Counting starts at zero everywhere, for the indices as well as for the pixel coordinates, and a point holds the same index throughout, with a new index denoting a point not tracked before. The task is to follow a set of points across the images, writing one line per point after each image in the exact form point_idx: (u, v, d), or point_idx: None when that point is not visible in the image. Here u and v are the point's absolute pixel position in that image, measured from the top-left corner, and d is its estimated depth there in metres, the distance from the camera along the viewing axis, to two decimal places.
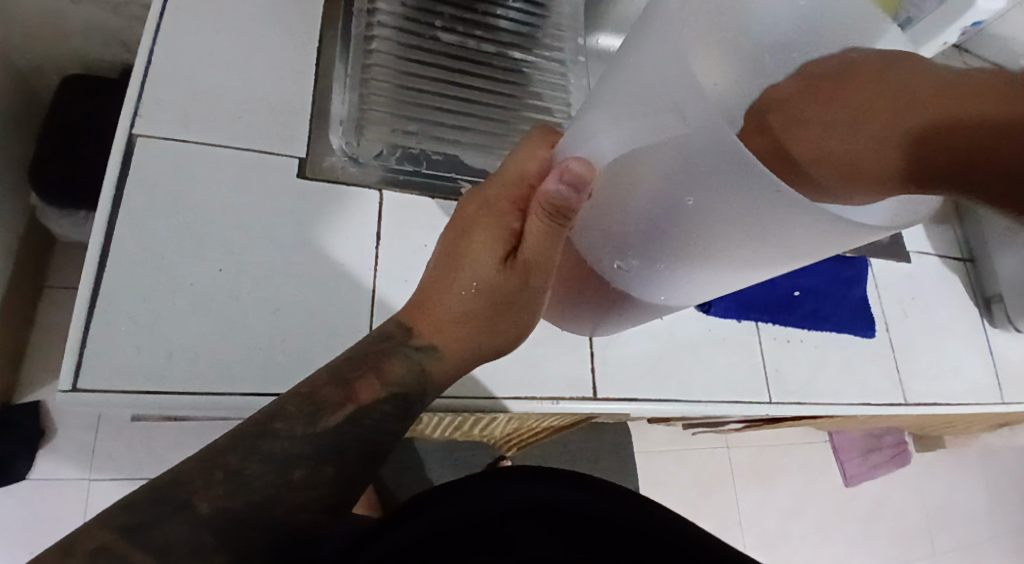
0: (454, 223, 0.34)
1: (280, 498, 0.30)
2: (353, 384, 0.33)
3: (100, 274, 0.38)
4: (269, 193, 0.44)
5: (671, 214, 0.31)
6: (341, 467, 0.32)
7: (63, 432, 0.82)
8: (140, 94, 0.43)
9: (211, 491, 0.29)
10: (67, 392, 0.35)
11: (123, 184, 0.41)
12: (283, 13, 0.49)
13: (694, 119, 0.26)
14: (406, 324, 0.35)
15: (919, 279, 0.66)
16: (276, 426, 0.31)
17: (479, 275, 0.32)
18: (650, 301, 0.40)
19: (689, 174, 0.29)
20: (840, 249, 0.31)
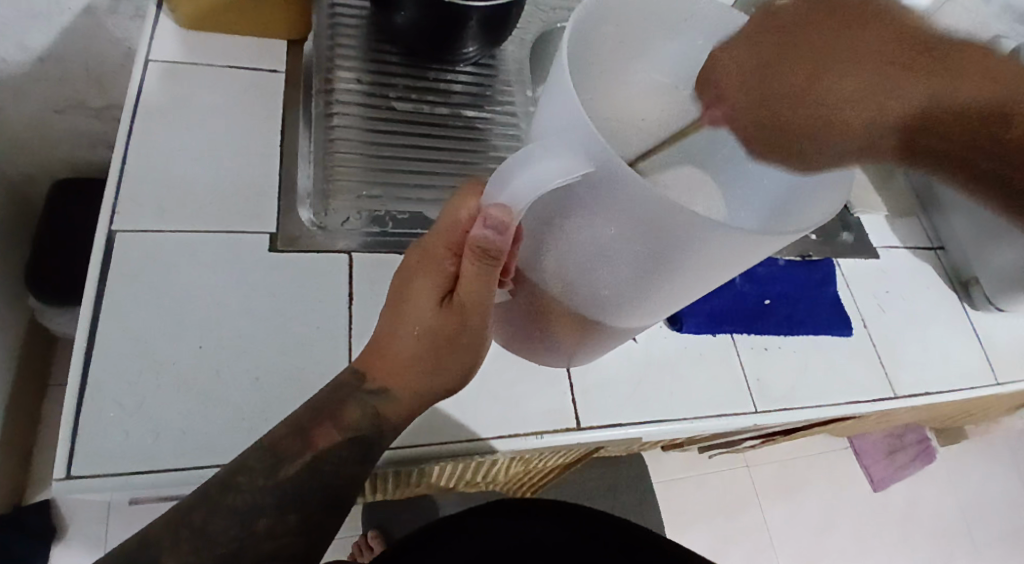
0: (399, 270, 0.35)
1: (245, 548, 0.34)
2: (312, 433, 0.35)
3: (89, 362, 0.41)
4: (243, 268, 0.46)
5: (599, 245, 0.34)
6: (303, 514, 0.35)
7: (75, 527, 0.83)
8: (117, 192, 0.46)
9: (179, 551, 0.32)
10: (63, 479, 0.37)
11: (104, 278, 0.44)
12: (245, 101, 0.53)
13: (593, 157, 0.29)
14: (361, 370, 0.36)
15: (890, 273, 0.68)
16: (238, 480, 0.34)
17: (420, 320, 0.33)
18: (609, 330, 0.42)
19: (604, 205, 0.32)
20: (747, 257, 0.34)
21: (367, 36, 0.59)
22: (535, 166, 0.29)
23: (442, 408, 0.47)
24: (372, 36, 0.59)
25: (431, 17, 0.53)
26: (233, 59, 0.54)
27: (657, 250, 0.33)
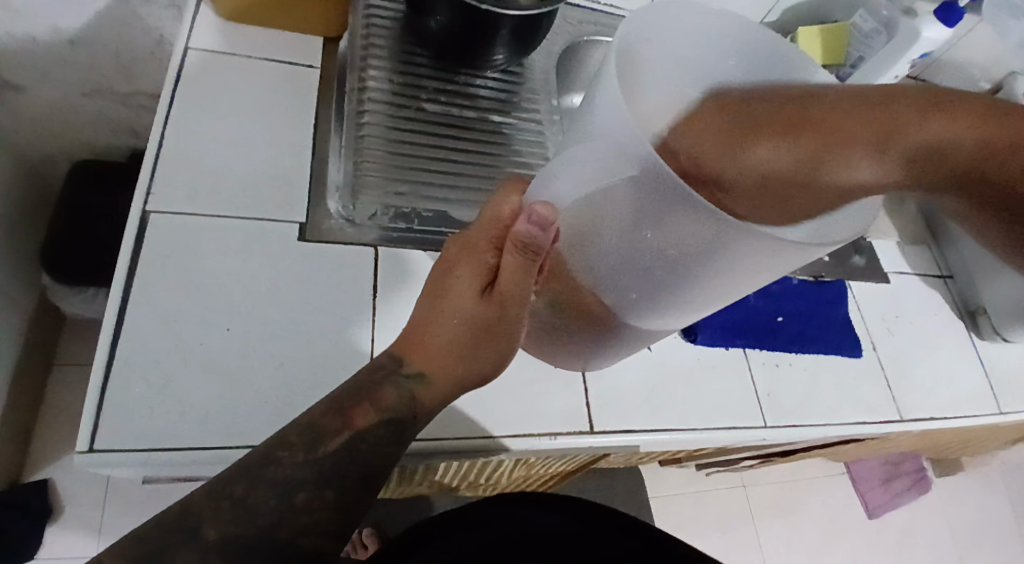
0: (439, 261, 0.37)
1: (284, 522, 0.33)
2: (350, 412, 0.36)
3: (117, 339, 0.41)
4: (271, 256, 0.47)
5: (635, 246, 0.35)
6: (339, 491, 0.35)
7: (72, 511, 0.83)
8: (151, 175, 0.47)
9: (220, 520, 0.32)
10: (86, 452, 0.38)
11: (137, 258, 0.44)
12: (279, 93, 0.54)
13: (636, 160, 0.30)
14: (397, 355, 0.37)
15: (900, 298, 0.69)
16: (278, 454, 0.34)
17: (461, 309, 0.35)
18: (632, 333, 0.43)
19: (644, 207, 0.32)
20: (780, 265, 0.35)
21: (399, 38, 0.60)
22: (578, 170, 0.30)
23: (459, 404, 0.47)
24: (404, 39, 0.60)
25: (466, 21, 0.54)
26: (269, 52, 0.55)
27: (694, 255, 0.34)
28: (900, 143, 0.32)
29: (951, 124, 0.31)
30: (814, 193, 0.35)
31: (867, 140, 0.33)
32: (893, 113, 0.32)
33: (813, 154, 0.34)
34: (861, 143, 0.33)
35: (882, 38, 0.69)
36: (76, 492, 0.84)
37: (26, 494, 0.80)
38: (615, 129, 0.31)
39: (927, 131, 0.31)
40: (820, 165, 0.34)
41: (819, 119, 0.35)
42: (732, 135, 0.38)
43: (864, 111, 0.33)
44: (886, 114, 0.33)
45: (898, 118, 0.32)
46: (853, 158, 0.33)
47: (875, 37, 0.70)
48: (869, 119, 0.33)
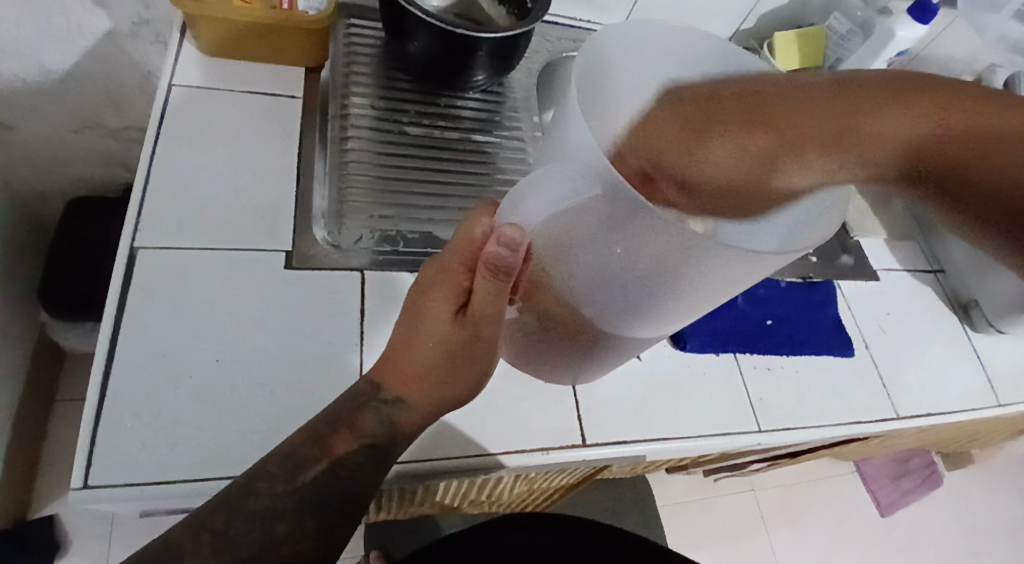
0: (416, 284, 0.37)
1: (267, 551, 0.36)
2: (328, 440, 0.37)
3: (108, 374, 0.42)
4: (259, 285, 0.48)
5: (606, 263, 0.36)
6: (320, 518, 0.37)
7: (77, 545, 0.83)
8: (138, 211, 0.48)
9: (204, 554, 0.35)
10: (80, 488, 0.38)
11: (125, 293, 0.45)
12: (263, 124, 0.55)
13: (599, 183, 0.31)
14: (375, 381, 0.39)
15: (891, 295, 0.69)
16: (259, 485, 0.36)
17: (435, 333, 0.36)
18: (614, 345, 0.44)
19: (610, 224, 0.33)
20: (747, 276, 0.36)
21: (380, 64, 0.61)
22: (546, 188, 0.31)
23: (450, 423, 0.47)
24: (385, 64, 0.61)
25: (445, 45, 0.55)
26: (250, 83, 0.56)
27: (663, 266, 0.34)
28: (840, 145, 0.34)
29: (882, 135, 0.33)
30: (773, 193, 0.38)
31: (803, 151, 0.36)
32: (850, 114, 0.34)
33: (758, 151, 0.37)
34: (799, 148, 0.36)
35: (858, 38, 0.70)
36: (82, 524, 0.84)
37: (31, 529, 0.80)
38: (578, 152, 0.32)
39: (872, 142, 0.33)
40: (776, 164, 0.37)
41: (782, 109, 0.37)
42: (693, 120, 0.40)
43: (801, 107, 0.36)
44: (843, 119, 0.34)
45: (851, 117, 0.34)
46: (794, 164, 0.36)
47: (851, 39, 0.71)
48: (801, 127, 0.36)
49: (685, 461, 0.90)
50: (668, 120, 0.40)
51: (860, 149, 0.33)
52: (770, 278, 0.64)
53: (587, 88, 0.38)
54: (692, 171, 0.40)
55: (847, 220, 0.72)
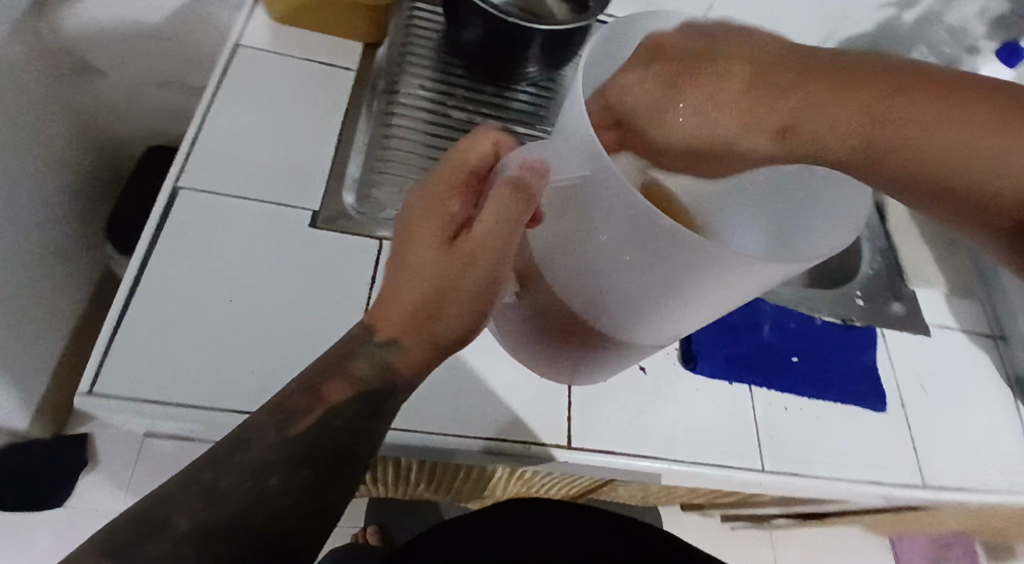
0: (397, 225, 0.36)
1: (256, 506, 0.33)
2: (323, 389, 0.36)
3: (130, 297, 0.45)
4: (282, 239, 0.50)
5: (600, 252, 0.38)
6: (315, 471, 0.35)
7: (102, 466, 0.90)
8: (188, 155, 0.51)
9: (190, 508, 0.32)
10: (84, 393, 0.41)
11: (161, 227, 0.48)
12: (316, 92, 0.58)
13: (588, 162, 0.34)
14: (367, 326, 0.36)
15: (939, 353, 0.63)
16: (249, 437, 0.34)
17: (425, 261, 0.33)
18: (611, 345, 0.44)
19: (598, 210, 0.36)
20: (754, 268, 0.34)
21: (437, 49, 0.63)
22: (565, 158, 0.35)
23: (439, 401, 0.48)
24: (441, 49, 0.63)
25: (496, 34, 0.56)
26: (314, 54, 0.60)
27: (644, 259, 0.36)
28: (811, 123, 0.31)
29: (891, 99, 0.30)
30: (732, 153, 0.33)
31: (780, 108, 0.31)
32: (855, 90, 0.30)
33: (730, 110, 0.32)
34: (768, 120, 0.31)
35: None
36: (110, 448, 0.91)
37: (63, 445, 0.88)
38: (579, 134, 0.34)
39: (846, 121, 0.31)
40: (783, 132, 0.31)
41: (789, 70, 0.32)
42: (675, 75, 0.33)
43: (827, 68, 0.31)
44: (855, 89, 0.31)
45: (863, 94, 0.30)
46: (754, 135, 0.32)
47: None
48: (799, 82, 0.31)
49: (695, 499, 0.86)
50: (638, 81, 0.33)
51: (813, 140, 0.31)
52: (804, 313, 0.62)
53: (606, 85, 0.39)
54: (665, 115, 0.33)
55: (905, 268, 0.68)
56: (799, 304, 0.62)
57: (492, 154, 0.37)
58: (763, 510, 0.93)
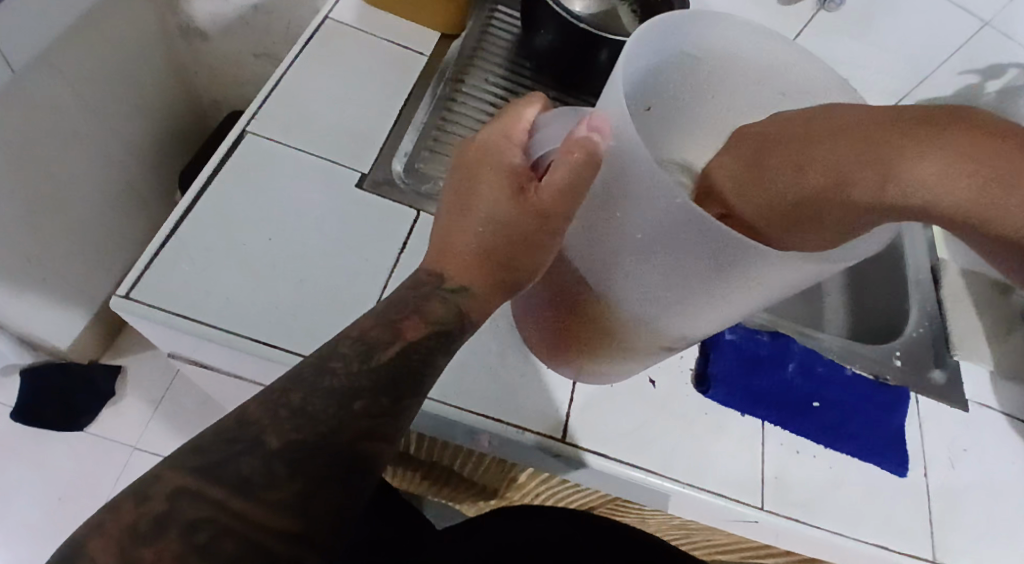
0: (456, 171, 0.36)
1: (345, 428, 0.32)
2: (399, 324, 0.35)
3: (183, 219, 0.48)
4: (328, 194, 0.53)
5: (624, 242, 0.35)
6: (395, 398, 0.34)
7: (127, 400, 0.96)
8: (261, 106, 0.55)
9: (280, 427, 0.31)
10: (123, 296, 0.44)
11: (224, 163, 0.52)
12: (388, 69, 0.61)
13: (616, 131, 0.32)
14: (435, 270, 0.37)
15: (974, 431, 0.59)
16: (333, 364, 0.33)
17: (493, 211, 0.34)
18: (635, 346, 0.41)
19: (620, 190, 0.33)
20: (819, 265, 0.33)
21: (510, 55, 0.66)
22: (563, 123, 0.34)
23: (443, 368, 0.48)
24: (514, 56, 0.66)
25: (568, 41, 0.58)
26: (393, 36, 0.63)
27: (673, 250, 0.33)
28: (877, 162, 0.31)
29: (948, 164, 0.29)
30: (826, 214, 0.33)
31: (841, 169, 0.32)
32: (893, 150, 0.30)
33: (818, 173, 0.32)
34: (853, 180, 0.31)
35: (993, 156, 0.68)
36: (138, 384, 0.97)
37: (98, 374, 0.94)
38: (608, 102, 0.34)
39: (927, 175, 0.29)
40: (835, 178, 0.32)
41: (833, 135, 0.33)
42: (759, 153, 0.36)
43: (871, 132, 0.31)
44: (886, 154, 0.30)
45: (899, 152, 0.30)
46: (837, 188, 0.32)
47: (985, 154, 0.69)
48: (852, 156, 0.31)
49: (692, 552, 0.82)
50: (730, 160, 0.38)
51: (910, 193, 0.30)
52: (833, 362, 0.60)
53: (648, 84, 0.40)
54: (746, 191, 0.35)
55: (953, 338, 0.65)
56: (832, 351, 0.61)
57: (540, 112, 0.36)
58: None
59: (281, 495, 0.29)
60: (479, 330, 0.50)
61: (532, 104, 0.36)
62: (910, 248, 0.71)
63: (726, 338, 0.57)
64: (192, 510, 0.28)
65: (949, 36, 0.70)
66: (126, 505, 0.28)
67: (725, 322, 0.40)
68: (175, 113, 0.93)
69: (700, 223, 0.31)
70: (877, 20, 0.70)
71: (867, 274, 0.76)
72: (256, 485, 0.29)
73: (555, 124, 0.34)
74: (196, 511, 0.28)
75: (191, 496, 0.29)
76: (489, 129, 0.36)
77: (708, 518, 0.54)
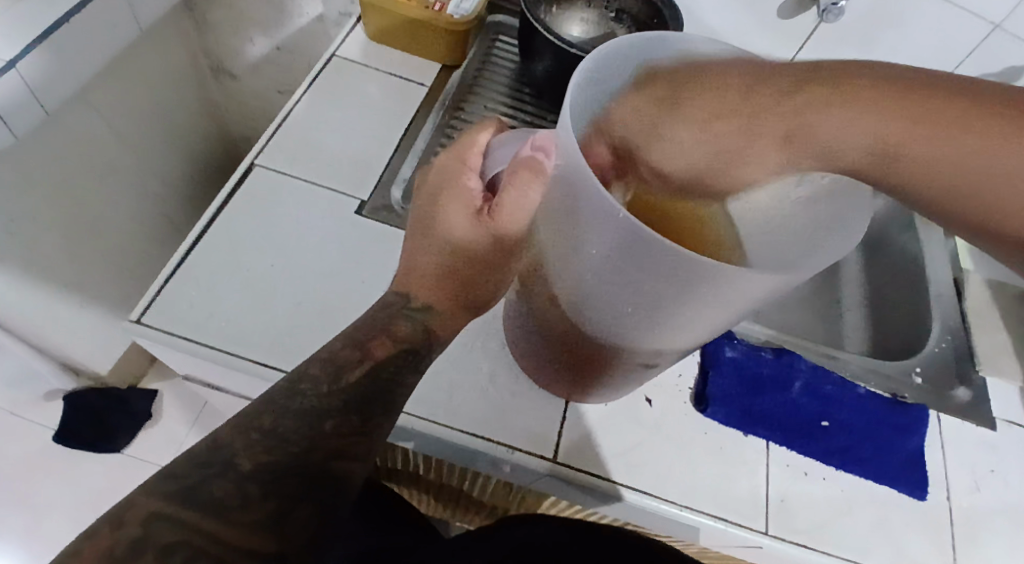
0: (420, 198, 0.39)
1: (316, 447, 0.34)
2: (368, 345, 0.38)
3: (192, 249, 0.51)
4: (328, 220, 0.55)
5: (583, 263, 0.35)
6: (365, 417, 0.36)
7: (162, 423, 1.01)
8: (269, 140, 0.59)
9: (251, 450, 0.33)
10: (133, 318, 0.47)
11: (233, 193, 0.55)
12: (391, 101, 0.64)
13: (561, 151, 0.34)
14: (402, 292, 0.40)
15: (1001, 452, 0.56)
16: (304, 387, 0.35)
17: (453, 234, 0.37)
18: (614, 362, 0.42)
19: (572, 209, 0.34)
20: (780, 281, 0.33)
21: (511, 83, 0.68)
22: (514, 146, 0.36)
23: (433, 386, 0.49)
24: (515, 83, 0.68)
25: (563, 69, 0.59)
26: (398, 69, 0.66)
27: (627, 270, 0.34)
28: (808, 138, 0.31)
29: (867, 113, 0.29)
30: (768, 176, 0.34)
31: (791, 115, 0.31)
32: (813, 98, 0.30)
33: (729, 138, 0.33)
34: (770, 129, 0.32)
35: None
36: (173, 407, 1.02)
37: (135, 396, 0.98)
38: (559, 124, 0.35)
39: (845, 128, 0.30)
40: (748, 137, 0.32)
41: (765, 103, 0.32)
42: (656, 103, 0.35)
43: (817, 72, 0.31)
44: (805, 100, 0.30)
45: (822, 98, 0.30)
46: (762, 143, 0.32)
47: None
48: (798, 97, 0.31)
49: None
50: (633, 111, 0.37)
51: (823, 141, 0.31)
52: (844, 380, 0.58)
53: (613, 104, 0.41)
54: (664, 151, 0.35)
55: (976, 353, 0.62)
56: (846, 370, 0.59)
57: (494, 134, 0.39)
58: None
59: (253, 515, 0.31)
60: (469, 349, 0.51)
61: (486, 130, 0.38)
62: (930, 259, 0.69)
63: (726, 355, 0.56)
64: (165, 533, 0.29)
65: (960, 41, 0.68)
66: (103, 532, 0.29)
67: (699, 338, 0.39)
68: (208, 149, 0.99)
69: (642, 240, 0.31)
70: (882, 28, 0.69)
71: (888, 288, 0.73)
72: (229, 507, 0.31)
73: (508, 145, 0.37)
74: (171, 535, 0.29)
75: (166, 519, 0.30)
76: (448, 155, 0.39)
77: (710, 541, 0.52)
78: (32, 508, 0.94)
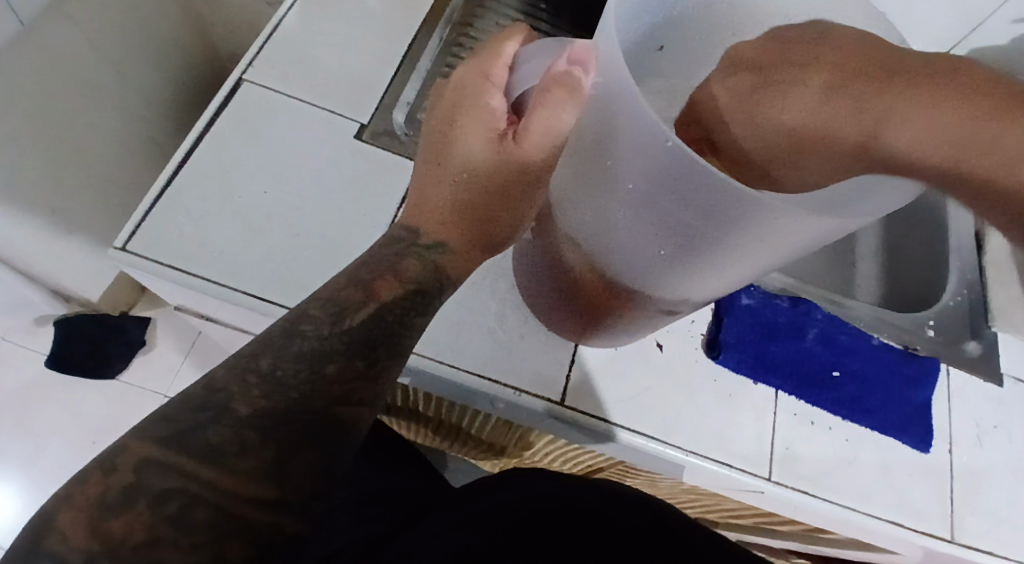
0: (434, 118, 0.36)
1: (318, 393, 0.31)
2: (373, 284, 0.35)
3: (178, 171, 0.47)
4: (326, 144, 0.51)
5: (615, 197, 0.32)
6: (370, 360, 0.33)
7: (157, 351, 1.00)
8: (259, 52, 0.54)
9: (249, 394, 0.30)
10: (119, 247, 0.44)
11: (220, 112, 0.50)
12: (392, 14, 0.58)
13: (601, 66, 0.30)
14: (412, 227, 0.37)
15: (1007, 408, 0.55)
16: (303, 328, 0.33)
17: (471, 160, 0.34)
18: (639, 306, 0.39)
19: (609, 134, 0.31)
20: (834, 224, 0.30)
21: None
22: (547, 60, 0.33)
23: (438, 327, 0.47)
24: None
25: None
26: None
27: (667, 205, 0.30)
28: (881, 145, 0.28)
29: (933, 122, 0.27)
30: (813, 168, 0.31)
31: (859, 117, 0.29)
32: (896, 98, 0.28)
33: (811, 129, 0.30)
34: (849, 132, 0.29)
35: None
36: (166, 335, 1.01)
37: (128, 323, 0.96)
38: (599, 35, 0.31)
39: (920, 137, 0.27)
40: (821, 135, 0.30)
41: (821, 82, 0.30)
42: (764, 70, 0.33)
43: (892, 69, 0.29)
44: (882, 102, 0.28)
45: (901, 102, 0.28)
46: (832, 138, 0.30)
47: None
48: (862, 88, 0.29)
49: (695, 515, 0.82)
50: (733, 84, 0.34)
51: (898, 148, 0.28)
52: (859, 329, 0.56)
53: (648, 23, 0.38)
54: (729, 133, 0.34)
55: (992, 307, 0.60)
56: (860, 320, 0.57)
57: (521, 44, 0.35)
58: (769, 543, 0.88)
59: (249, 464, 0.29)
60: (476, 289, 0.49)
61: (511, 40, 0.35)
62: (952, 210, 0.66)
63: (741, 303, 0.54)
64: (158, 480, 0.28)
65: None
66: (93, 478, 0.28)
67: (730, 285, 0.37)
68: (194, 70, 0.93)
69: (689, 170, 0.28)
70: None
71: (907, 238, 0.71)
72: (225, 454, 0.29)
73: (537, 57, 0.33)
74: (164, 481, 0.28)
75: (156, 466, 0.28)
76: (469, 69, 0.35)
77: (713, 486, 0.52)
78: (28, 433, 0.93)
